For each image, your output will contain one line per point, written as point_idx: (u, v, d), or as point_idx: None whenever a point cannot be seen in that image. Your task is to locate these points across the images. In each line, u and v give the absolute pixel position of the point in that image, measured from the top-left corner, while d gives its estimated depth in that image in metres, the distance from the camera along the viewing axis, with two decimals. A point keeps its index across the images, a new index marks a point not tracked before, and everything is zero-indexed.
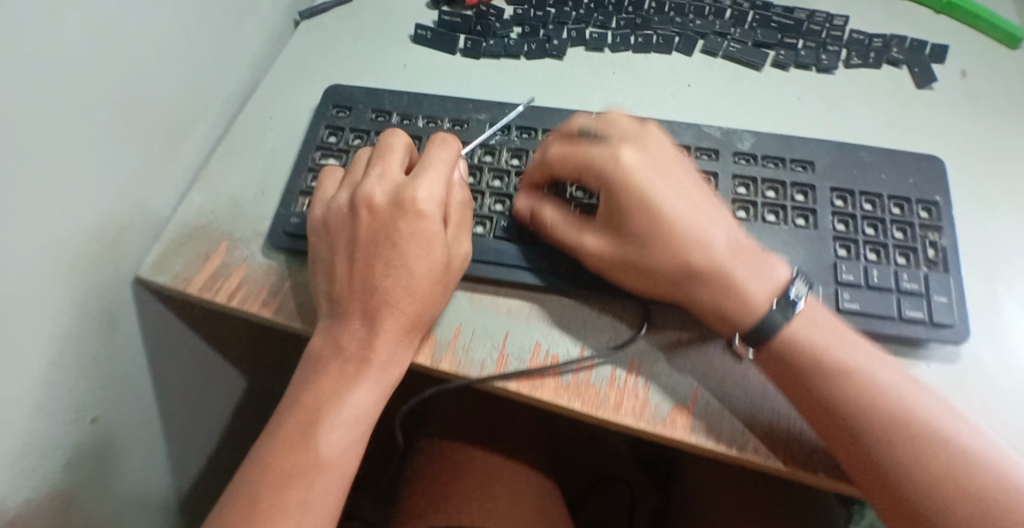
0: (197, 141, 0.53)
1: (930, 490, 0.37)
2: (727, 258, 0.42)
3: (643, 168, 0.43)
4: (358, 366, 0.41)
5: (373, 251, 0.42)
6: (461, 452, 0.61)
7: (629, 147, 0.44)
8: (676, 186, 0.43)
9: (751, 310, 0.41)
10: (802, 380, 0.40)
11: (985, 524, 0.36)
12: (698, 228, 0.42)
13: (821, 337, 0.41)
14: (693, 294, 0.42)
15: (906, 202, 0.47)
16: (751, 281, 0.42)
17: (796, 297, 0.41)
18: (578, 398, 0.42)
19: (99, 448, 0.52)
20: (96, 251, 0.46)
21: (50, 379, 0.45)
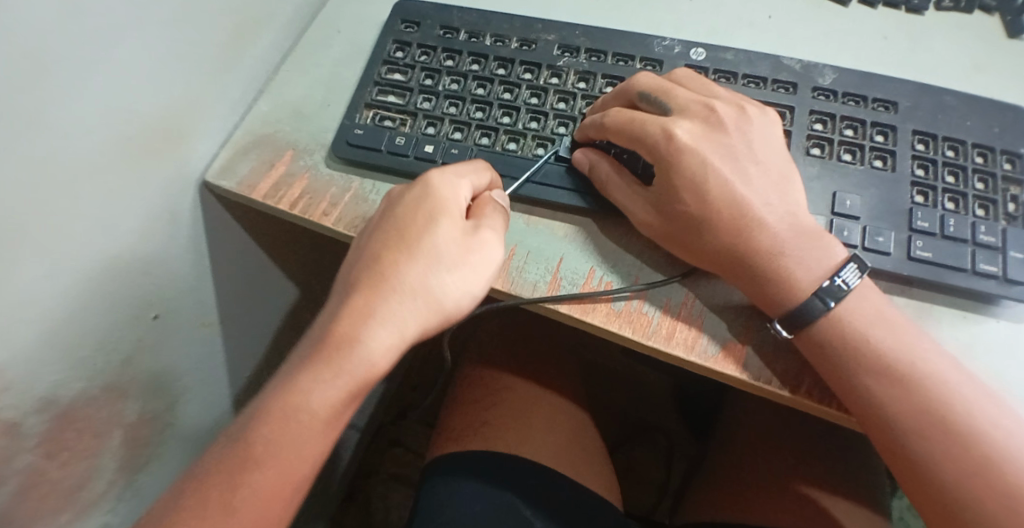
0: (267, 51, 0.53)
1: (963, 481, 0.36)
2: (778, 241, 0.40)
3: (700, 143, 0.42)
4: (427, 287, 0.38)
5: (402, 249, 0.38)
6: (502, 380, 0.62)
7: (685, 123, 0.43)
8: (735, 161, 0.42)
9: (794, 294, 0.40)
10: (838, 365, 0.39)
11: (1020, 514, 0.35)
12: (752, 208, 0.41)
13: (860, 324, 0.39)
14: (738, 273, 0.41)
15: (989, 152, 0.45)
16: (798, 266, 0.40)
17: (846, 282, 0.39)
18: (628, 325, 0.42)
19: (160, 343, 0.54)
20: (165, 149, 0.47)
21: (114, 270, 0.46)
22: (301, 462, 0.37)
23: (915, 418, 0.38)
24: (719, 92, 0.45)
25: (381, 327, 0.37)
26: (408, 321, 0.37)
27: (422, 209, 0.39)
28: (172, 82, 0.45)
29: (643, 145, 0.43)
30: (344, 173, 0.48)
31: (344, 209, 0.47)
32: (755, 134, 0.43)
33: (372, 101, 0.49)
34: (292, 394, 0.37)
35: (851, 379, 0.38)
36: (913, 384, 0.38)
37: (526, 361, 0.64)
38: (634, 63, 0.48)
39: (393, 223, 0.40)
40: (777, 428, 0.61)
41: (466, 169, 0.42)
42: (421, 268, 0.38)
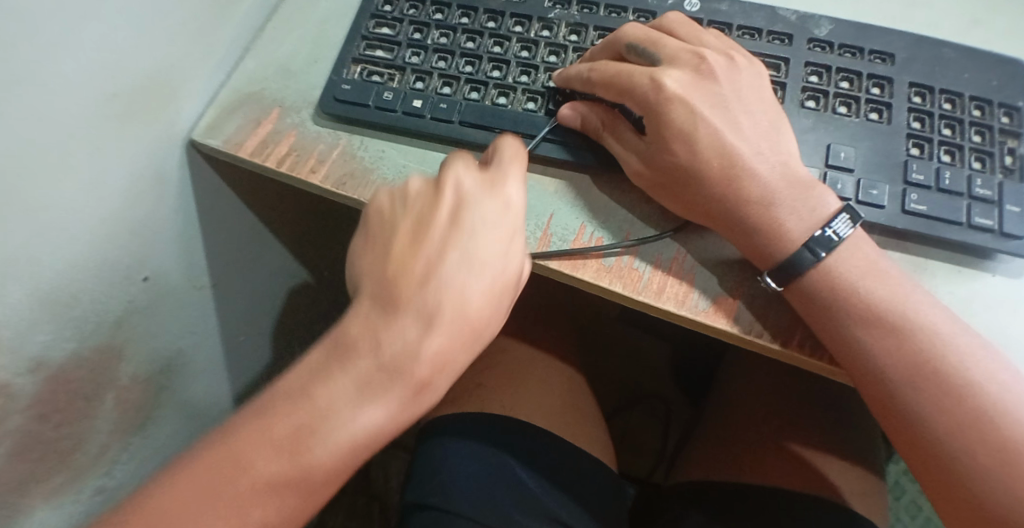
0: (253, 6, 0.52)
1: (953, 432, 0.36)
2: (768, 192, 0.40)
3: (691, 92, 0.41)
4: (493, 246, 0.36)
5: (465, 249, 0.36)
6: (496, 342, 0.62)
7: (675, 72, 0.42)
8: (725, 108, 0.41)
9: (783, 245, 0.39)
10: (828, 317, 0.38)
11: (1008, 463, 0.35)
12: (741, 158, 0.40)
13: (850, 275, 0.39)
14: (727, 224, 0.40)
15: (987, 105, 0.44)
16: (788, 217, 0.39)
17: (835, 233, 0.39)
18: (620, 280, 0.41)
19: (152, 306, 0.54)
20: (150, 109, 0.46)
21: (103, 231, 0.46)
22: (323, 462, 0.33)
23: (905, 371, 0.37)
24: (708, 42, 0.44)
25: (451, 279, 0.35)
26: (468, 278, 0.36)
27: (482, 201, 0.37)
28: (156, 37, 0.44)
29: (632, 96, 0.42)
30: (332, 130, 0.48)
31: (332, 166, 0.46)
32: (744, 86, 0.42)
33: (360, 56, 0.48)
34: (291, 445, 0.33)
35: (841, 332, 0.38)
36: (903, 336, 0.38)
37: (519, 323, 0.63)
38: (626, 15, 0.47)
39: (417, 239, 0.36)
40: (772, 389, 0.61)
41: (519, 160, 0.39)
42: (493, 237, 0.37)
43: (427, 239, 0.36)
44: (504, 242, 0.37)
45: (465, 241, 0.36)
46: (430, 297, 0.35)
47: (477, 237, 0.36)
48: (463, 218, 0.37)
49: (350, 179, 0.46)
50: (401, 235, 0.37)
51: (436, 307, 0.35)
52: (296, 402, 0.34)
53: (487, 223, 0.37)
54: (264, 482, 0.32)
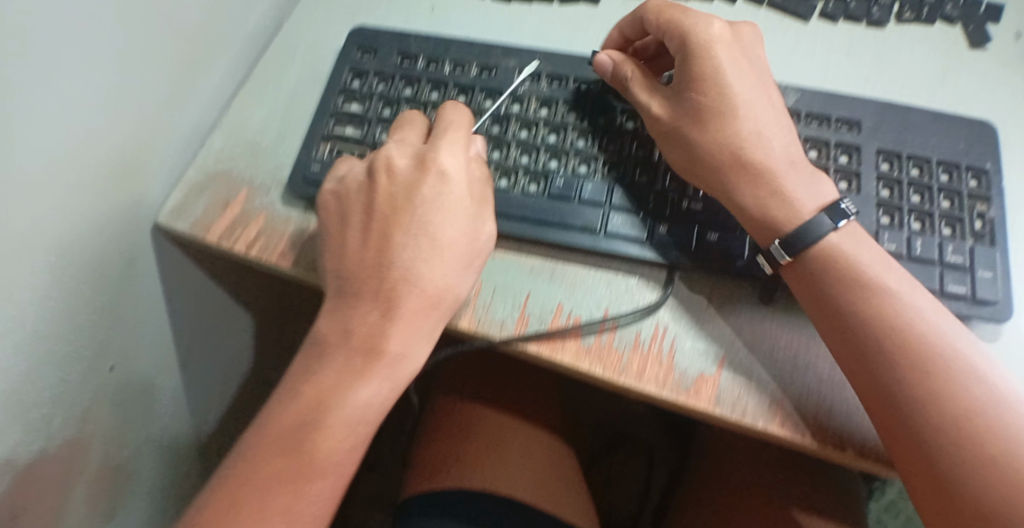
0: (216, 84, 0.51)
1: (928, 421, 0.35)
2: (781, 164, 0.41)
3: (729, 55, 0.43)
4: (440, 218, 0.41)
5: (418, 217, 0.40)
6: (473, 410, 0.61)
7: (724, 35, 0.43)
8: (756, 77, 0.43)
9: (801, 212, 0.40)
10: (820, 284, 0.39)
11: (981, 461, 0.34)
12: (761, 119, 0.42)
13: (847, 244, 0.39)
14: (734, 184, 0.41)
15: (955, 169, 0.44)
16: (804, 197, 0.40)
17: (845, 213, 0.40)
18: (599, 363, 0.41)
19: (120, 393, 0.52)
20: (114, 194, 0.45)
21: (67, 325, 0.44)
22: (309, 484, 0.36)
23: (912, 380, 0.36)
24: (760, 52, 0.45)
25: (404, 259, 0.40)
26: (422, 246, 0.40)
27: (426, 169, 0.41)
28: (119, 122, 0.43)
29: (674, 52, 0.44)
30: (301, 211, 0.47)
31: (301, 249, 0.46)
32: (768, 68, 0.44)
33: (329, 134, 0.47)
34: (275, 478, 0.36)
35: (850, 337, 0.38)
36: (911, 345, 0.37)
37: (495, 388, 0.62)
38: (595, 88, 0.47)
39: (368, 209, 0.41)
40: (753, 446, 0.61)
41: (458, 135, 0.43)
42: (431, 212, 0.40)
43: (376, 228, 0.41)
44: (446, 219, 0.41)
45: (410, 224, 0.40)
46: (384, 277, 0.39)
47: (419, 220, 0.40)
48: (403, 201, 0.41)
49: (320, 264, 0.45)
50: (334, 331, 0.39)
51: (395, 287, 0.39)
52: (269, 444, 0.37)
53: (428, 202, 0.41)
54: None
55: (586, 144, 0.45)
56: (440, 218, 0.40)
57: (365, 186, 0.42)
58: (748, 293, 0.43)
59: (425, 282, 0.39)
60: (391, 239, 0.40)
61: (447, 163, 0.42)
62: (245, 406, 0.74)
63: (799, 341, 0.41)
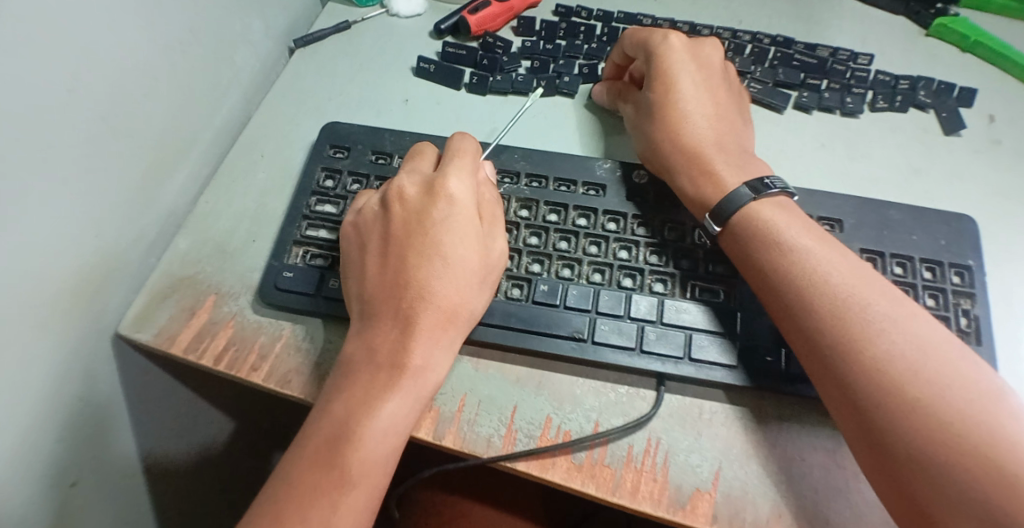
0: (180, 184, 0.49)
1: (880, 398, 0.35)
2: (710, 145, 0.45)
3: (678, 62, 0.48)
4: (448, 241, 0.41)
5: (431, 238, 0.41)
6: (460, 507, 0.57)
7: (681, 50, 0.48)
8: (708, 82, 0.48)
9: (725, 185, 0.43)
10: (754, 257, 0.41)
11: (934, 435, 0.34)
12: (700, 113, 0.46)
13: (780, 221, 0.41)
14: (670, 162, 0.45)
15: (937, 265, 0.45)
16: (726, 170, 0.44)
17: (770, 185, 0.42)
18: (592, 481, 0.39)
19: (83, 511, 0.48)
20: (70, 312, 0.42)
21: (21, 451, 0.41)
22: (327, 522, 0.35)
23: (940, 428, 0.34)
24: (715, 60, 0.49)
25: (423, 285, 0.40)
26: (434, 266, 0.40)
27: (438, 193, 0.42)
28: (74, 236, 0.41)
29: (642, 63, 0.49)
30: (275, 320, 0.45)
31: (275, 361, 0.43)
32: (721, 77, 0.49)
33: (302, 238, 0.45)
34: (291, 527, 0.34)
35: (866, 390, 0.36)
36: (936, 391, 0.35)
37: (481, 478, 0.59)
38: (576, 188, 0.46)
39: (376, 234, 0.42)
40: None
41: (465, 165, 0.43)
42: (444, 234, 0.41)
43: (392, 251, 0.41)
44: (458, 238, 0.41)
45: (424, 245, 0.41)
46: (400, 297, 0.39)
47: (429, 241, 0.41)
48: (415, 224, 0.41)
49: (295, 377, 0.43)
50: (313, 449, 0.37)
51: (410, 308, 0.39)
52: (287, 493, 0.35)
53: (439, 224, 0.41)
54: None
55: (569, 247, 0.44)
56: (451, 240, 0.41)
57: (381, 217, 0.42)
58: (740, 401, 0.41)
59: (437, 295, 0.39)
60: (406, 262, 0.40)
61: (455, 185, 0.42)
62: (229, 504, 0.69)
63: (789, 450, 0.40)
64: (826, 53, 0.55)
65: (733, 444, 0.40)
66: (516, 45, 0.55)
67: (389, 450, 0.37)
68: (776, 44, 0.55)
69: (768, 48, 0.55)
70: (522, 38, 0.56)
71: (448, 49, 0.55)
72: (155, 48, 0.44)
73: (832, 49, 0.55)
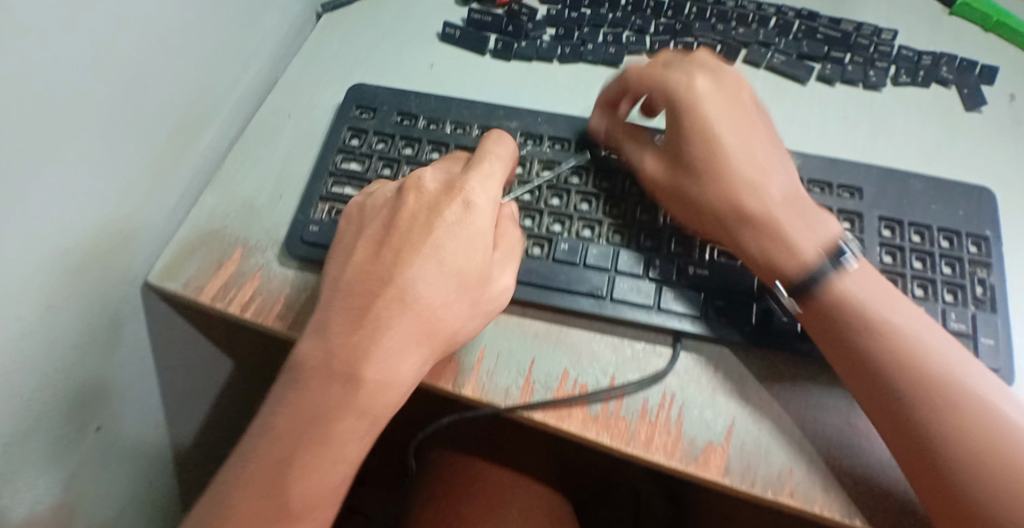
0: (209, 142, 0.50)
1: (938, 431, 0.35)
2: (781, 207, 0.41)
3: (710, 96, 0.43)
4: (450, 247, 0.39)
5: (430, 237, 0.38)
6: (475, 469, 0.59)
7: (706, 80, 0.44)
8: (748, 134, 0.44)
9: (804, 257, 0.40)
10: (805, 294, 0.40)
11: (988, 466, 0.34)
12: (759, 168, 0.42)
13: (819, 255, 0.40)
14: (737, 232, 0.42)
15: (955, 235, 0.45)
16: (802, 233, 0.40)
17: (847, 254, 0.40)
18: (607, 432, 0.40)
19: (105, 456, 0.50)
20: (102, 259, 0.44)
21: (54, 391, 0.43)
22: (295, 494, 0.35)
23: (994, 456, 0.34)
24: (743, 96, 0.45)
25: (411, 286, 0.38)
26: (427, 268, 0.38)
27: (452, 194, 0.40)
28: (107, 184, 0.42)
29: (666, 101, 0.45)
30: (299, 274, 0.46)
31: (299, 312, 0.45)
32: (759, 119, 0.45)
33: (328, 194, 0.46)
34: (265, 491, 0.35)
35: (890, 393, 0.37)
36: (988, 422, 0.35)
37: (496, 443, 0.61)
38: (598, 151, 0.47)
39: (376, 220, 0.40)
40: None
41: (492, 179, 0.41)
42: (450, 240, 0.39)
43: (388, 246, 0.39)
44: (460, 248, 0.39)
45: (422, 245, 0.38)
46: (380, 291, 0.37)
47: (427, 245, 0.38)
48: (422, 220, 0.39)
49: None
50: (252, 474, 0.35)
51: (384, 305, 0.37)
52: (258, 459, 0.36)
53: (445, 224, 0.39)
54: None
55: (590, 208, 0.45)
56: (453, 247, 0.39)
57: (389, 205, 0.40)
58: (756, 362, 0.42)
59: (418, 299, 0.37)
60: (400, 257, 0.38)
61: (476, 191, 0.40)
62: None
63: (804, 412, 0.41)
64: (851, 27, 0.54)
65: (748, 402, 0.41)
66: (541, 13, 0.56)
67: (337, 478, 0.36)
68: (801, 17, 0.55)
69: (793, 20, 0.55)
70: (547, 6, 0.56)
71: (474, 15, 0.55)
72: (191, 8, 0.45)
73: (857, 24, 0.55)
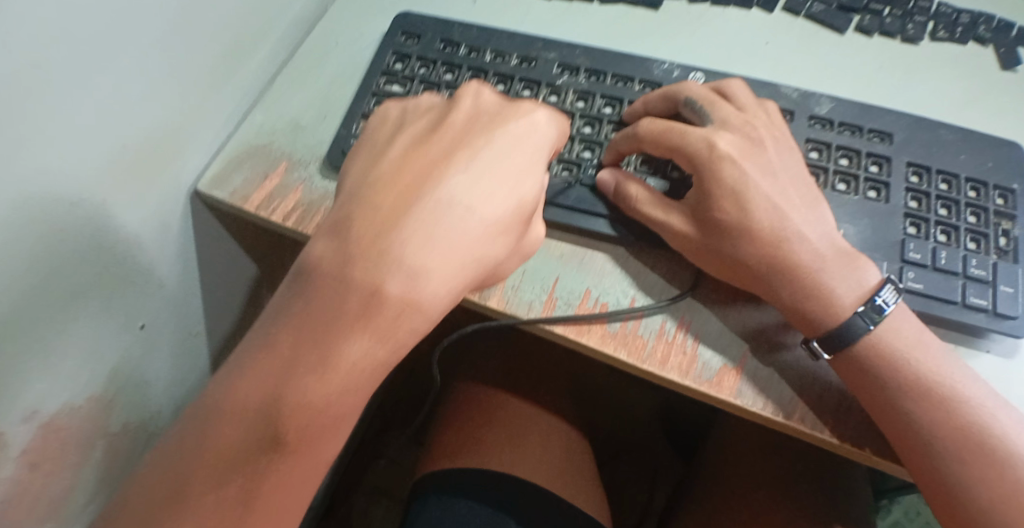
0: (262, 61, 0.52)
1: (933, 438, 0.38)
2: (817, 258, 0.41)
3: (742, 158, 0.42)
4: (506, 160, 0.38)
5: (486, 148, 0.38)
6: (493, 399, 0.61)
7: (728, 138, 0.42)
8: (771, 174, 0.42)
9: (836, 310, 0.40)
10: (815, 319, 0.41)
11: (976, 464, 0.38)
12: (792, 225, 0.41)
13: (829, 270, 0.41)
14: (770, 289, 0.41)
15: (982, 186, 0.45)
16: (837, 285, 0.40)
17: (884, 303, 0.40)
18: (624, 347, 0.42)
19: (148, 354, 0.52)
20: (158, 160, 0.46)
21: (107, 281, 0.45)
22: (299, 402, 0.33)
23: (979, 455, 0.38)
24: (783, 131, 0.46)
25: (455, 192, 0.37)
26: (479, 178, 0.37)
27: (512, 115, 0.40)
28: (169, 88, 0.44)
29: (681, 153, 0.43)
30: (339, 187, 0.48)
31: None
32: (787, 159, 0.44)
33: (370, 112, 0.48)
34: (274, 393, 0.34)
35: (891, 406, 0.39)
36: (975, 425, 0.38)
37: (515, 375, 0.63)
38: (632, 84, 0.48)
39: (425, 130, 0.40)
40: (768, 454, 0.62)
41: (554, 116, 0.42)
42: (507, 151, 0.39)
43: (433, 149, 0.38)
44: (514, 164, 0.38)
45: (476, 152, 0.38)
46: (423, 190, 0.36)
47: (480, 163, 0.38)
48: (485, 132, 0.39)
49: None
50: (248, 396, 0.34)
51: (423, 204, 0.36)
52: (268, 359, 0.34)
53: (506, 135, 0.39)
54: (232, 451, 0.33)
55: None
56: (507, 162, 0.38)
57: (435, 115, 0.41)
58: None
59: (459, 207, 0.36)
60: (440, 165, 0.37)
61: (538, 115, 0.40)
62: None
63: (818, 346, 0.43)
64: None
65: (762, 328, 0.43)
66: None
67: (336, 413, 0.34)
68: None
69: None
70: None
71: None
72: None
73: None
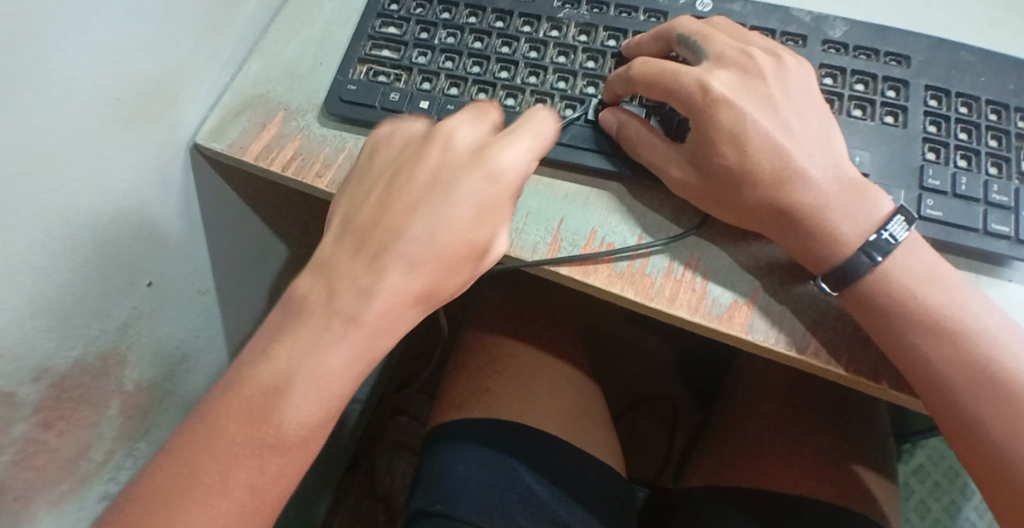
0: (256, 9, 0.51)
1: (942, 371, 0.37)
2: (826, 193, 0.39)
3: (741, 96, 0.41)
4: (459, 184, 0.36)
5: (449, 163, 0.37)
6: (502, 347, 0.61)
7: (726, 76, 0.41)
8: (774, 108, 0.41)
9: (844, 246, 0.39)
10: (822, 256, 0.39)
11: (987, 394, 0.37)
12: (799, 161, 0.40)
13: (836, 202, 0.39)
14: (777, 228, 0.40)
15: (1004, 109, 0.43)
16: (843, 221, 0.39)
17: (893, 234, 0.39)
18: (631, 286, 0.41)
19: (158, 311, 0.52)
20: (156, 112, 0.45)
21: (110, 236, 0.45)
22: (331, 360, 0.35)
23: (991, 386, 0.37)
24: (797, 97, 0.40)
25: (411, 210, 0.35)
26: (438, 199, 0.36)
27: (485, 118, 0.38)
28: (160, 39, 0.43)
29: (675, 97, 0.41)
30: (338, 132, 0.47)
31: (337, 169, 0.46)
32: (796, 87, 0.42)
33: (366, 56, 0.47)
34: (308, 348, 0.35)
35: (902, 341, 0.38)
36: (987, 358, 0.38)
37: (525, 323, 0.63)
38: (637, 15, 0.46)
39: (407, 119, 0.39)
40: (783, 396, 0.61)
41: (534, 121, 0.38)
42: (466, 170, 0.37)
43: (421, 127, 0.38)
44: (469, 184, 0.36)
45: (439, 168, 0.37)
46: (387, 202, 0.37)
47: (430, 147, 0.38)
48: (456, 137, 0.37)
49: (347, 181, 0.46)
50: (276, 351, 0.35)
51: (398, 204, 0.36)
52: (288, 321, 0.36)
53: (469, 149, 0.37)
54: (258, 402, 0.34)
55: None
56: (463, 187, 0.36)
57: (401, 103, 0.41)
58: None
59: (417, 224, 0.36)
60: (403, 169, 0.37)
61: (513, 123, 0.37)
62: None
63: None
64: None
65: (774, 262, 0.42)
66: None
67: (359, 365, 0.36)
68: None
69: None
70: None
71: None
72: None
73: None
